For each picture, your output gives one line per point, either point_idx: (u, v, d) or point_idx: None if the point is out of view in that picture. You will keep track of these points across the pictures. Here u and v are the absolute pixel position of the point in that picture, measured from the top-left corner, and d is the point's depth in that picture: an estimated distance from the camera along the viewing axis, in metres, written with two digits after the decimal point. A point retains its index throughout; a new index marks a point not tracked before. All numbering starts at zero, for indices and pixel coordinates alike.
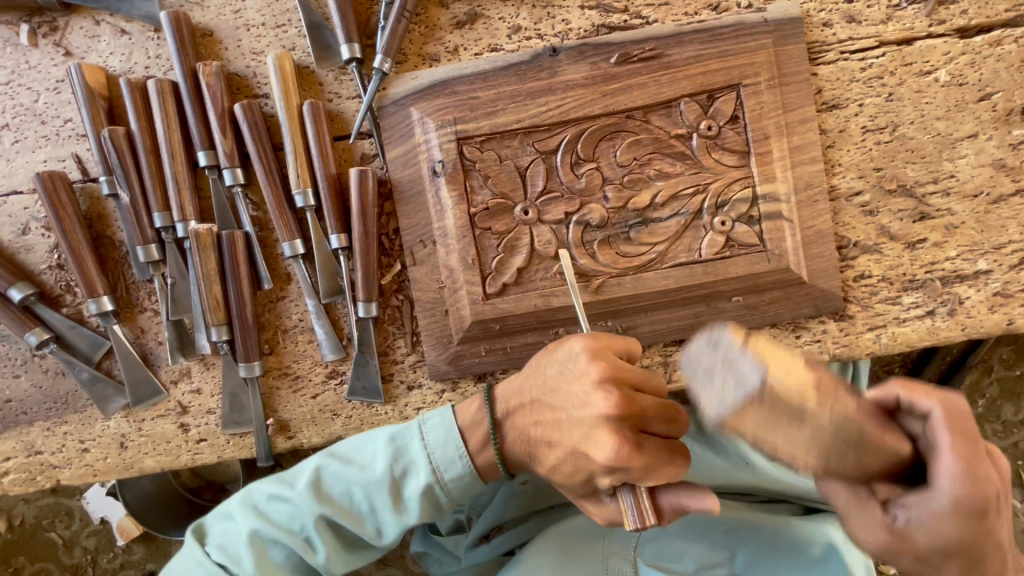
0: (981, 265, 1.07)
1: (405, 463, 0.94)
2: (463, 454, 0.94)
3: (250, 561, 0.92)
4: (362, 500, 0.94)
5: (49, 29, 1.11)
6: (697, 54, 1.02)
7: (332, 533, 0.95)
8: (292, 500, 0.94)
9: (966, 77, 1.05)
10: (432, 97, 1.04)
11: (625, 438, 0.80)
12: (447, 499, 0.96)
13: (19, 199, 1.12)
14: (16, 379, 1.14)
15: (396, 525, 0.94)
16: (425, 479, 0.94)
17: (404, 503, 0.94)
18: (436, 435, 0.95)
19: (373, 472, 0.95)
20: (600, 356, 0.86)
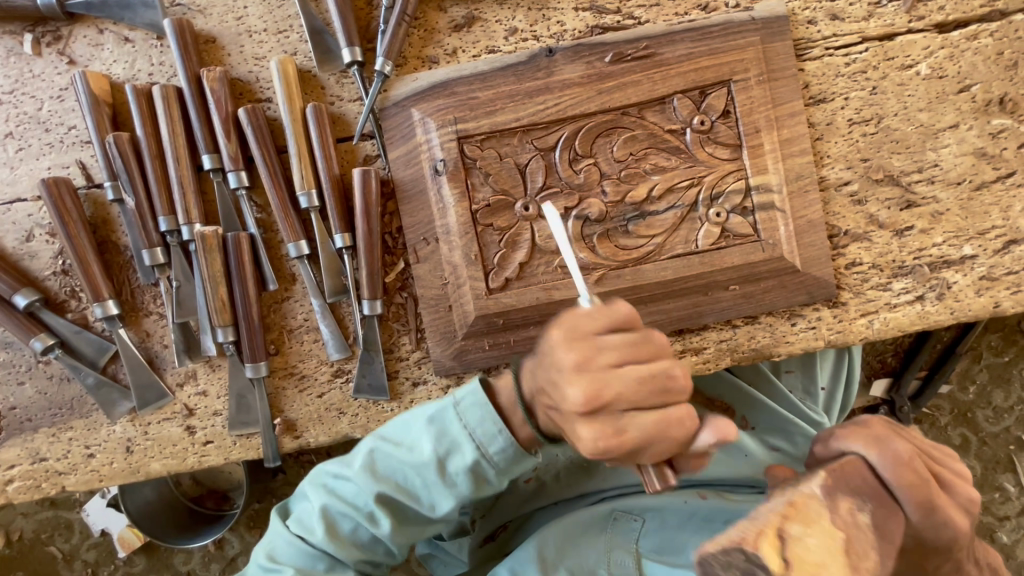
0: (967, 250, 1.11)
1: (451, 441, 0.91)
2: (504, 429, 0.89)
3: (322, 534, 0.94)
4: (417, 476, 0.92)
5: (53, 38, 1.13)
6: (689, 53, 1.06)
7: (393, 507, 0.94)
8: (353, 478, 0.95)
9: (946, 70, 1.09)
10: (432, 98, 1.06)
11: (604, 428, 0.79)
12: (498, 471, 0.92)
13: (22, 207, 1.13)
14: (21, 386, 1.15)
15: (452, 498, 0.92)
16: (470, 454, 0.90)
17: (454, 478, 0.91)
18: (476, 412, 0.90)
19: (421, 450, 0.92)
20: (573, 343, 0.81)
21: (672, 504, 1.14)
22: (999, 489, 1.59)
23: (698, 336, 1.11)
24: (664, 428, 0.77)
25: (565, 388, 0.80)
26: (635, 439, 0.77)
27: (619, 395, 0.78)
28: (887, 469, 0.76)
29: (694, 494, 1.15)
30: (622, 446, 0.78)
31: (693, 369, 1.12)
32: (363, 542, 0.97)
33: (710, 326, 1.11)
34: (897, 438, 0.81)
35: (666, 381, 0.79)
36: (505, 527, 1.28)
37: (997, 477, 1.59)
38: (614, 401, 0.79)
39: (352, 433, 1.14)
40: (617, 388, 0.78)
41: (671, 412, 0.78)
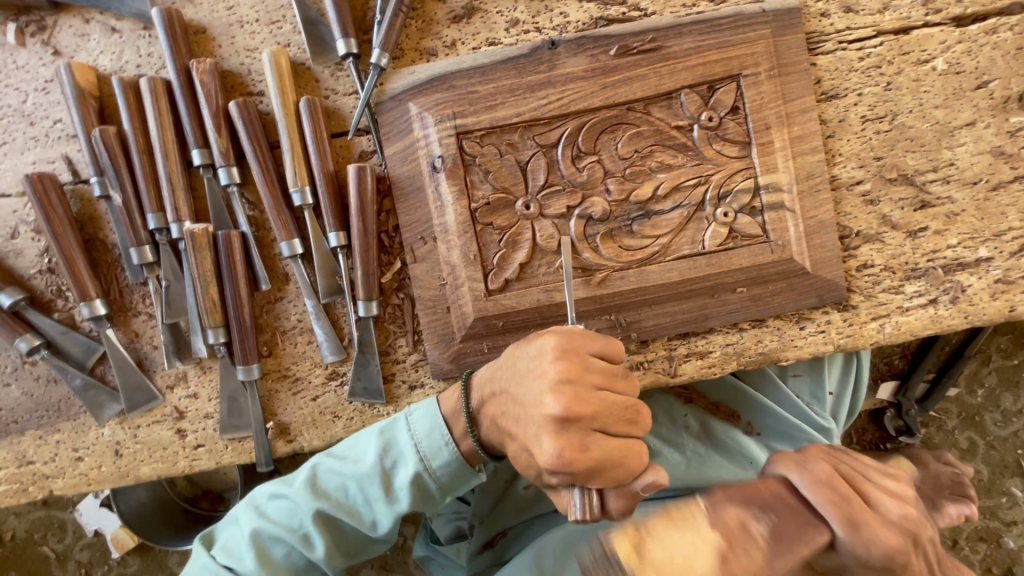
0: (982, 252, 1.07)
1: (396, 454, 0.93)
2: (449, 441, 0.92)
3: (254, 560, 0.91)
4: (357, 491, 0.93)
5: (37, 28, 1.09)
6: (697, 46, 1.02)
7: (331, 527, 0.93)
8: (290, 496, 0.94)
9: (963, 65, 1.05)
10: (430, 92, 1.03)
11: (569, 441, 0.79)
12: (441, 485, 0.93)
13: (7, 203, 1.10)
14: (7, 387, 1.11)
15: (393, 514, 0.92)
16: (414, 467, 0.92)
17: (396, 491, 0.92)
18: (424, 424, 0.93)
19: (364, 464, 0.93)
20: (565, 357, 0.83)
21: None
22: (1006, 494, 1.56)
23: (703, 340, 1.08)
24: (622, 458, 0.79)
25: (544, 397, 0.81)
26: (596, 459, 0.78)
27: (595, 415, 0.80)
28: (810, 490, 0.71)
29: None
30: (582, 464, 0.78)
31: (698, 373, 1.08)
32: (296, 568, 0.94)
33: (716, 330, 1.08)
34: (819, 460, 0.77)
35: (635, 414, 0.83)
36: (504, 534, 1.23)
37: (1005, 482, 1.56)
38: (587, 417, 0.80)
39: (347, 437, 1.11)
40: (596, 408, 0.80)
41: (634, 445, 0.81)
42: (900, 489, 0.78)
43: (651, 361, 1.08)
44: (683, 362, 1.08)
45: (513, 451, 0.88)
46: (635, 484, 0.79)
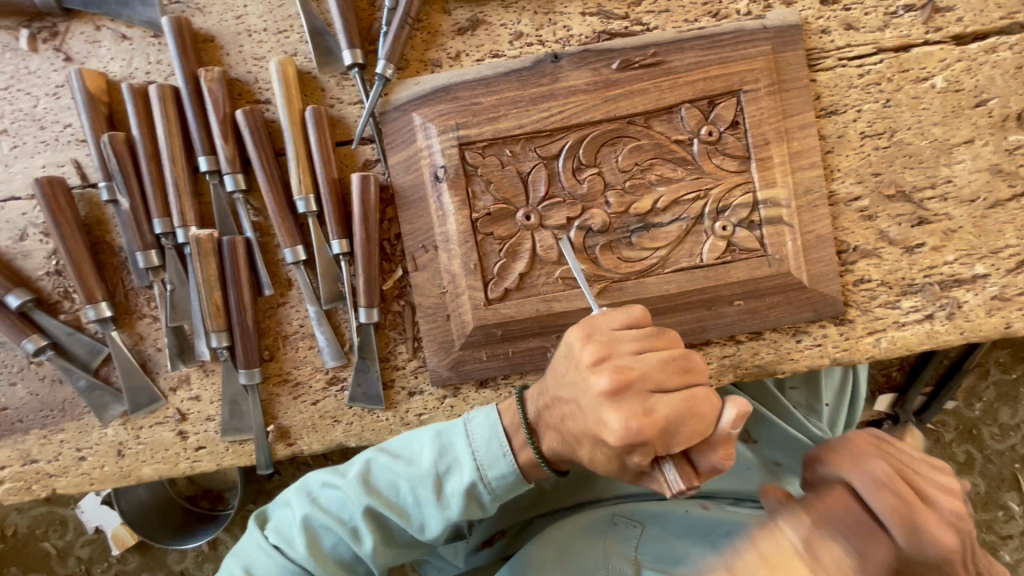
0: (979, 269, 1.08)
1: (452, 459, 0.92)
2: (507, 453, 0.90)
3: (301, 545, 0.92)
4: (410, 492, 0.92)
5: (49, 34, 1.11)
6: (698, 61, 1.03)
7: (380, 526, 0.93)
8: (343, 488, 0.94)
9: (962, 84, 1.06)
10: (434, 103, 1.04)
11: (632, 410, 0.79)
12: (493, 497, 0.92)
13: (17, 205, 1.12)
14: (12, 386, 1.13)
15: (443, 521, 0.91)
16: (469, 475, 0.90)
17: (448, 498, 0.91)
18: (484, 432, 0.92)
19: (419, 465, 0.93)
20: (592, 338, 0.85)
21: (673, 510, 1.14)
22: (1003, 507, 1.56)
23: (700, 351, 1.09)
24: (691, 407, 0.78)
25: (588, 377, 0.82)
26: (664, 419, 0.77)
27: (644, 375, 0.80)
28: (872, 495, 0.70)
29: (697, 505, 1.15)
30: (653, 427, 0.77)
31: None
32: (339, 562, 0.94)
33: (713, 341, 1.09)
34: (875, 457, 0.77)
35: (686, 362, 0.83)
36: (504, 533, 1.25)
37: (1002, 496, 1.56)
38: (637, 381, 0.80)
39: (346, 441, 1.13)
40: (642, 369, 0.81)
41: (699, 393, 0.80)
42: (952, 488, 0.78)
43: None
44: None
45: (587, 454, 0.86)
46: (717, 426, 0.79)
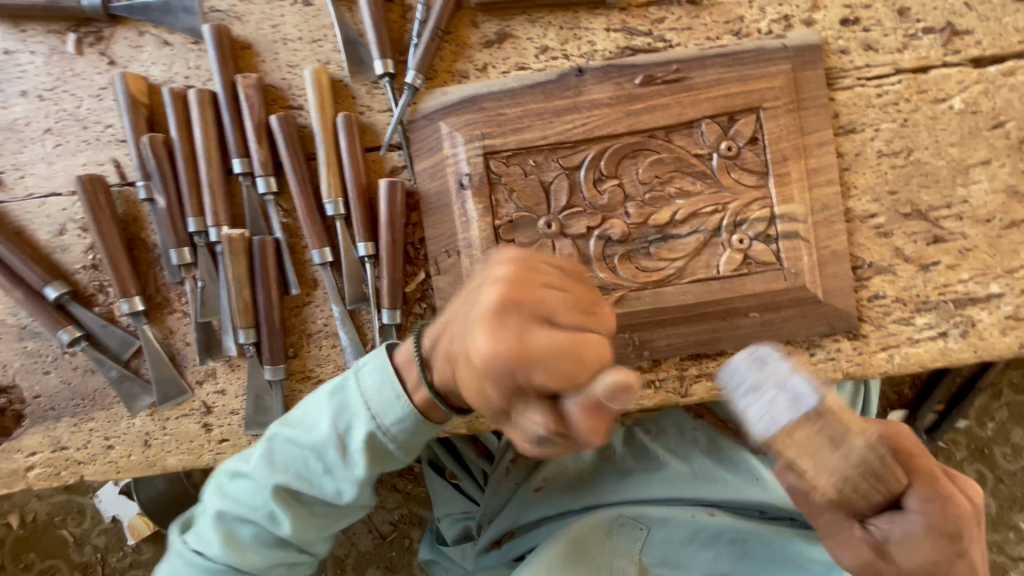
0: (993, 288, 1.09)
1: (348, 416, 0.90)
2: (400, 394, 0.89)
3: (220, 542, 0.92)
4: (316, 462, 0.91)
5: (95, 39, 1.16)
6: (718, 78, 1.06)
7: (296, 502, 0.93)
8: (249, 475, 0.93)
9: (980, 106, 1.08)
10: (460, 113, 1.08)
11: (506, 330, 0.69)
12: (402, 444, 0.92)
13: (58, 201, 1.16)
14: (46, 375, 1.18)
15: (359, 480, 0.91)
16: (367, 426, 0.89)
17: (353, 454, 0.90)
18: (374, 382, 0.90)
19: (317, 432, 0.91)
20: (516, 261, 0.78)
21: (680, 516, 1.17)
22: (1013, 528, 1.56)
23: (714, 361, 1.11)
24: (575, 349, 0.68)
25: (484, 292, 0.75)
26: (536, 348, 0.68)
27: (542, 303, 0.73)
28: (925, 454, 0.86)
29: (702, 510, 1.18)
30: (522, 354, 0.68)
31: (708, 394, 1.11)
32: (266, 548, 0.94)
33: (727, 352, 1.11)
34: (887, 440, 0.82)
35: (592, 305, 0.76)
36: (512, 534, 1.27)
37: (1012, 517, 1.56)
38: (531, 304, 0.72)
39: None
40: (544, 296, 0.73)
41: (587, 340, 0.70)
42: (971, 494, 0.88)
43: (662, 380, 1.11)
44: (693, 382, 1.11)
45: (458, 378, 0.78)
46: (590, 387, 0.67)
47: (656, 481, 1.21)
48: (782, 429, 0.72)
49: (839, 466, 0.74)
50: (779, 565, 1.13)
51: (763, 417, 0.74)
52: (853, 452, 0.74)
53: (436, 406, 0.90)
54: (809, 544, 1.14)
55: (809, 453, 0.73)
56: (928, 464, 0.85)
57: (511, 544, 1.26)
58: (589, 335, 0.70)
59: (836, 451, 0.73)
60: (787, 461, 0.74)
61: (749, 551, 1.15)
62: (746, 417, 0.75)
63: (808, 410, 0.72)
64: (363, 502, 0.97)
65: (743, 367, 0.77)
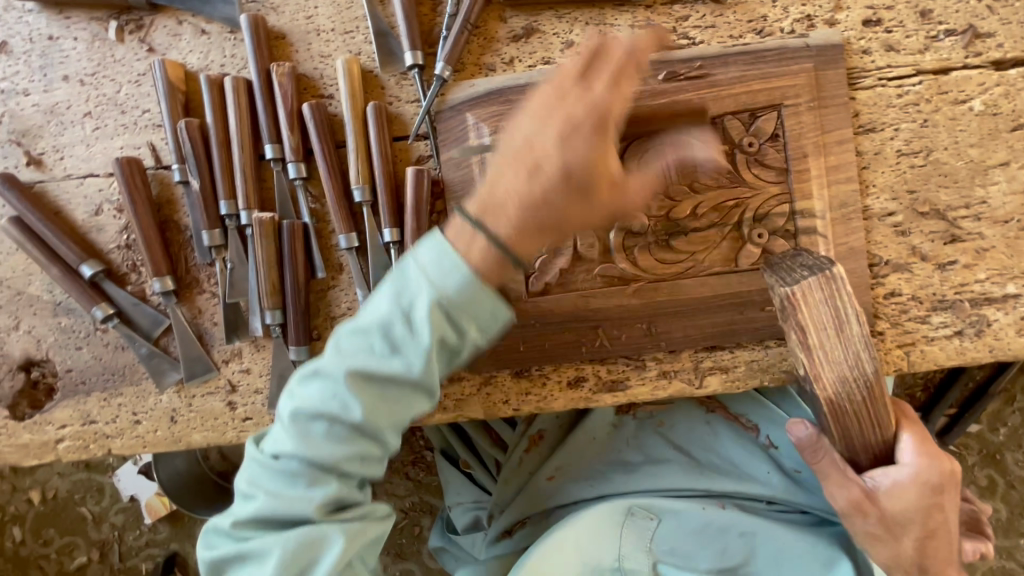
0: (1010, 289, 1.10)
1: (410, 289, 0.82)
2: (461, 262, 0.80)
3: (296, 441, 0.82)
4: (382, 339, 0.82)
5: (135, 26, 1.20)
6: (741, 75, 1.08)
7: (364, 388, 0.82)
8: (317, 371, 0.83)
9: (1000, 108, 1.09)
10: (487, 104, 1.10)
11: (569, 97, 0.82)
12: (467, 315, 0.81)
13: (95, 182, 1.20)
14: (78, 350, 1.21)
15: (427, 349, 0.80)
16: (431, 296, 0.80)
17: (420, 327, 0.80)
18: (429, 252, 0.81)
19: (380, 312, 0.82)
20: (516, 160, 0.82)
21: (691, 509, 1.18)
22: None
23: (729, 354, 1.12)
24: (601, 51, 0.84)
25: (554, 148, 0.80)
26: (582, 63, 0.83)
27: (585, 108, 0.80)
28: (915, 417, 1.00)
29: (713, 503, 1.20)
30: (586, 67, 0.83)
31: (723, 386, 1.12)
32: (334, 446, 0.82)
33: (743, 345, 1.12)
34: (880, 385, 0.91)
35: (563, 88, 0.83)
36: (524, 522, 1.30)
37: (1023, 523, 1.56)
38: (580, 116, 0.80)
39: None
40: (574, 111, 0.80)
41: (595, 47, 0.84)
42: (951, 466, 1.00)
43: (678, 372, 1.12)
44: (709, 374, 1.12)
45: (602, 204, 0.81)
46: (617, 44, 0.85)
47: (666, 474, 1.23)
48: (800, 294, 0.84)
49: (839, 356, 0.86)
50: (791, 561, 1.14)
51: (790, 281, 0.85)
52: (858, 335, 0.86)
53: (504, 268, 0.82)
54: (820, 540, 1.16)
55: (820, 318, 0.84)
56: (920, 429, 0.97)
57: (524, 532, 1.29)
58: (597, 96, 0.81)
59: (839, 333, 0.85)
60: (798, 332, 0.85)
61: (759, 544, 1.15)
62: (776, 285, 0.86)
63: (826, 281, 0.84)
64: (431, 392, 0.85)
65: (779, 259, 0.90)
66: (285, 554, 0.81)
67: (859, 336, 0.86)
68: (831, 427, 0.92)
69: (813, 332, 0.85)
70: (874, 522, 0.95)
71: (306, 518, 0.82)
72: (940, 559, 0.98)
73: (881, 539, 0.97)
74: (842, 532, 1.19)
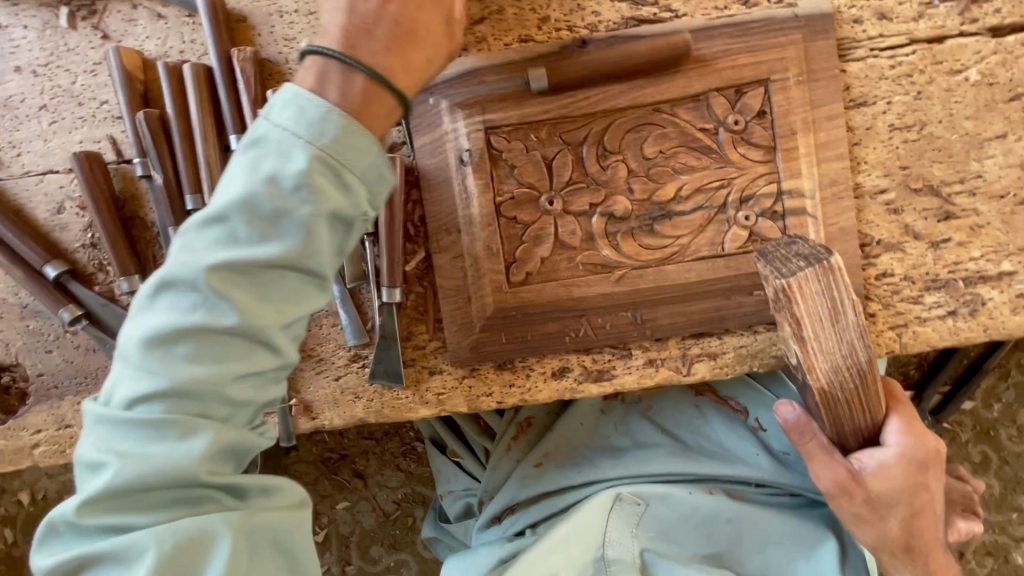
0: (1006, 266, 1.07)
1: (267, 153, 0.69)
2: (328, 110, 0.70)
3: (163, 365, 0.67)
4: (246, 223, 0.68)
5: (88, 12, 1.14)
6: (726, 49, 1.02)
7: (231, 285, 0.68)
8: (169, 278, 0.68)
9: (997, 77, 1.05)
10: (460, 86, 1.05)
11: None
12: (352, 169, 0.71)
13: (55, 178, 1.15)
14: (48, 354, 1.18)
15: (306, 221, 0.68)
16: (297, 153, 0.69)
17: (291, 189, 0.68)
18: (285, 108, 0.70)
19: (232, 186, 0.68)
20: None
21: (678, 495, 1.15)
22: (1016, 509, 1.55)
23: (717, 341, 1.09)
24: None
25: None
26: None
27: None
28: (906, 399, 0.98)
29: (701, 489, 1.17)
30: None
31: (711, 373, 1.10)
32: (203, 368, 0.68)
33: (731, 331, 1.09)
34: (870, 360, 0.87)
35: None
36: (512, 510, 1.26)
37: (1016, 498, 1.55)
38: None
39: (367, 417, 1.16)
40: None
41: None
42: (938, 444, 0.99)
43: (665, 360, 1.10)
44: (696, 361, 1.10)
45: None
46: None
47: (653, 458, 1.20)
48: (796, 286, 0.78)
49: (834, 346, 0.83)
50: (775, 543, 1.14)
51: (786, 272, 0.79)
52: (851, 323, 0.82)
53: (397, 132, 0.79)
54: (807, 524, 1.15)
55: (813, 308, 0.80)
56: (908, 409, 0.95)
57: (512, 519, 1.26)
58: None
59: (833, 323, 0.81)
60: (792, 324, 0.80)
61: (745, 530, 1.14)
62: (771, 276, 0.80)
63: (823, 273, 0.78)
64: (323, 282, 0.75)
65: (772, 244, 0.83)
66: (166, 530, 0.67)
67: (853, 324, 0.82)
68: (822, 414, 0.90)
69: (806, 323, 0.80)
70: (861, 504, 0.94)
71: (186, 478, 0.67)
72: (925, 540, 0.98)
73: (866, 520, 0.96)
74: (830, 513, 1.19)
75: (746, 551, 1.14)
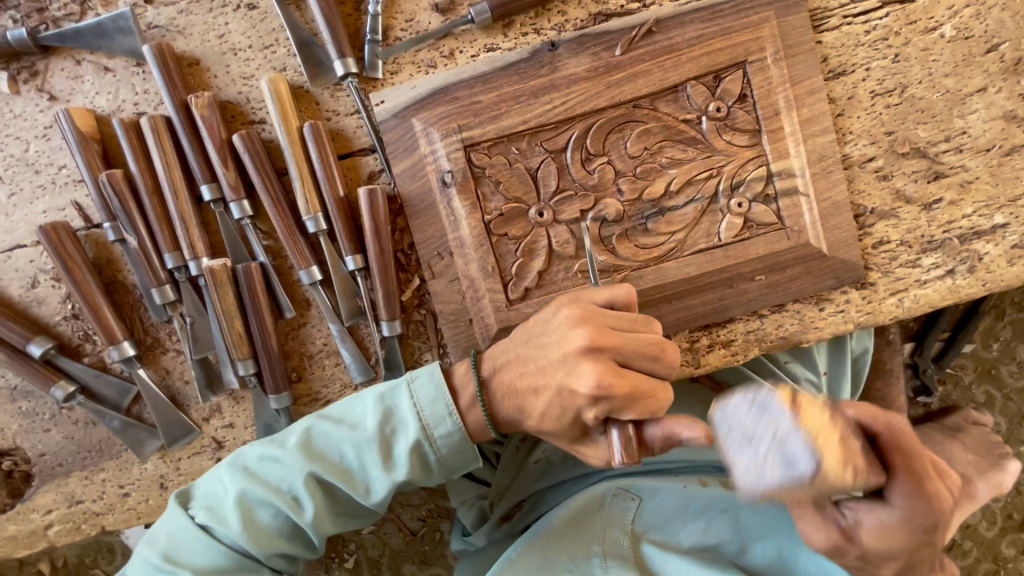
0: (998, 219, 1.07)
1: (399, 422, 0.93)
2: (453, 411, 0.92)
3: (308, 491, 0.92)
4: (389, 432, 0.93)
5: (29, 74, 1.08)
6: (700, 35, 1.00)
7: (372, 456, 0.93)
8: (333, 439, 0.94)
9: (972, 30, 1.03)
10: (433, 107, 1.02)
11: None
12: (443, 462, 0.94)
13: (23, 253, 1.10)
14: (47, 432, 1.14)
15: (409, 468, 0.92)
16: (417, 437, 0.92)
17: (396, 461, 0.92)
18: (429, 391, 0.93)
19: (392, 399, 0.94)
20: None
21: (670, 486, 1.13)
22: None
23: (725, 329, 1.08)
24: None
25: None
26: None
27: None
28: (900, 450, 0.82)
29: (697, 481, 1.15)
30: None
31: (722, 362, 1.09)
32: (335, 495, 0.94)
33: (736, 318, 1.08)
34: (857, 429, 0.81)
35: None
36: (520, 506, 1.29)
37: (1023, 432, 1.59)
38: None
39: None
40: None
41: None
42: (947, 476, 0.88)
43: None
44: (707, 353, 1.09)
45: None
46: None
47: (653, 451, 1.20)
48: (765, 488, 0.77)
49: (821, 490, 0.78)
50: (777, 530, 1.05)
51: (754, 478, 0.77)
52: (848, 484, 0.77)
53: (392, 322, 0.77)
54: None
55: (789, 487, 0.76)
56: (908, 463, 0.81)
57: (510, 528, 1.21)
58: None
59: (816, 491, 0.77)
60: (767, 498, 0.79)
61: (742, 518, 1.07)
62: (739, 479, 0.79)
63: (807, 464, 0.74)
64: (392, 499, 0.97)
65: (738, 415, 0.79)
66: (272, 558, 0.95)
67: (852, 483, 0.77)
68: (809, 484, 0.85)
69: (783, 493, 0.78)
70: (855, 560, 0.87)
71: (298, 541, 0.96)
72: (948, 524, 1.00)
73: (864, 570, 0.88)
74: None
75: (746, 539, 1.06)
